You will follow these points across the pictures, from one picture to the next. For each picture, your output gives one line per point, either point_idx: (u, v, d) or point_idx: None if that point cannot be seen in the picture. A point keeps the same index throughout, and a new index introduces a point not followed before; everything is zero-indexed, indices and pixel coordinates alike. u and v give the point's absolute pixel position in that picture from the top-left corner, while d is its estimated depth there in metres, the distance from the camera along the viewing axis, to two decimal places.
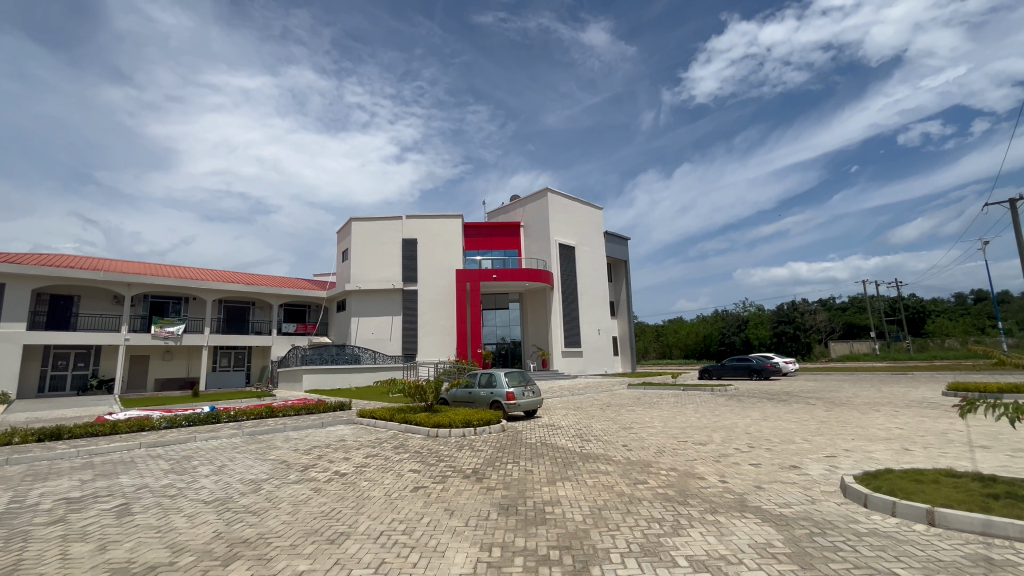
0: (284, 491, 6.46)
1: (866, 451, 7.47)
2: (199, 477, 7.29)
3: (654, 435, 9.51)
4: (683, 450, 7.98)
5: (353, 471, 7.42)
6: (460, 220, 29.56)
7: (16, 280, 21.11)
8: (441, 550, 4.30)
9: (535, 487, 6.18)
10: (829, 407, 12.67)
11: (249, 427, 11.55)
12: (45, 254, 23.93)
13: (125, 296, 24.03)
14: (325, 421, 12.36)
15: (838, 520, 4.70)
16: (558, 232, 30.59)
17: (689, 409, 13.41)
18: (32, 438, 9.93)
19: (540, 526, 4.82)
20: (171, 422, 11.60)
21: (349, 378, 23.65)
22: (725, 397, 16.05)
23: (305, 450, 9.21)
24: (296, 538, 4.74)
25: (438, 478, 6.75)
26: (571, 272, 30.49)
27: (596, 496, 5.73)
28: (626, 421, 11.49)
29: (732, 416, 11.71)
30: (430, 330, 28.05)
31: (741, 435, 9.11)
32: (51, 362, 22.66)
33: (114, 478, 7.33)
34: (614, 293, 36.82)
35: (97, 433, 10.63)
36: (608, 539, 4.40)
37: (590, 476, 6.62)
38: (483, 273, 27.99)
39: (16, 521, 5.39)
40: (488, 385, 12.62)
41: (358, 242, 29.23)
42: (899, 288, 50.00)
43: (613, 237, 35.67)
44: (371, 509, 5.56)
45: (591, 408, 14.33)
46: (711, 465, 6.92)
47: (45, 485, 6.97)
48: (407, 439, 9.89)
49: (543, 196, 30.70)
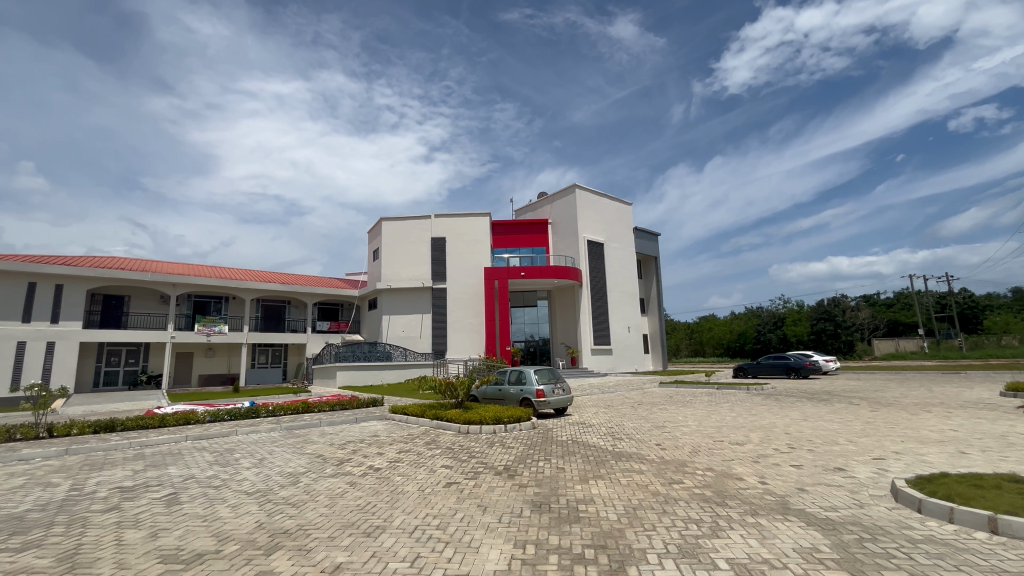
0: (322, 484, 6.63)
1: (918, 454, 7.08)
2: (241, 469, 7.58)
3: (689, 435, 9.26)
4: (720, 450, 7.74)
5: (386, 466, 7.54)
6: (487, 217, 29.67)
7: (71, 281, 22.37)
8: (475, 546, 4.31)
9: (568, 485, 6.12)
10: (875, 408, 12.07)
11: (288, 422, 11.91)
12: (98, 258, 25.31)
13: (170, 296, 25.10)
14: (359, 416, 12.64)
15: (890, 526, 4.46)
16: (587, 230, 30.29)
17: (725, 408, 13.02)
18: (89, 429, 10.54)
19: (574, 524, 4.77)
20: (214, 417, 12.09)
21: (380, 374, 24.13)
22: (762, 397, 15.52)
23: (340, 444, 9.44)
24: (334, 530, 4.84)
25: (470, 475, 6.78)
26: (599, 268, 30.14)
27: (630, 495, 5.64)
28: (659, 420, 11.30)
29: (770, 415, 11.34)
30: (459, 327, 28.32)
31: (780, 435, 8.83)
32: (105, 358, 23.97)
33: (164, 469, 7.70)
34: (644, 290, 36.26)
35: (147, 425, 11.17)
36: (644, 539, 4.32)
37: (624, 475, 6.51)
38: (511, 271, 27.97)
39: (75, 509, 5.72)
40: (518, 382, 12.62)
41: (389, 242, 29.72)
42: (949, 282, 47.27)
43: (642, 233, 35.03)
44: (405, 503, 5.63)
45: (622, 406, 14.15)
46: (750, 466, 6.69)
47: (101, 474, 7.39)
48: (438, 435, 10.02)
49: (570, 192, 30.50)
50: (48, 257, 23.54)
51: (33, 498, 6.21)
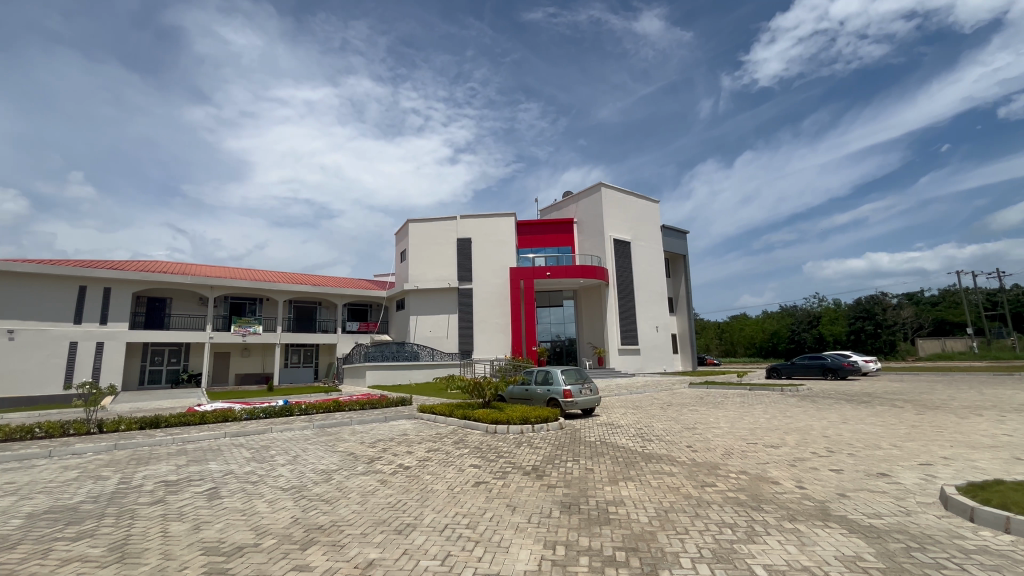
0: (354, 482, 6.76)
1: (969, 460, 6.70)
2: (277, 466, 7.82)
3: (721, 437, 9.04)
4: (755, 453, 7.53)
5: (416, 465, 7.65)
6: (512, 218, 29.73)
7: (119, 285, 23.51)
8: (505, 545, 4.32)
9: (598, 487, 6.07)
10: (921, 410, 11.51)
11: (320, 420, 12.21)
12: (142, 262, 26.54)
13: (208, 298, 26.11)
14: (388, 415, 12.84)
15: (939, 535, 4.25)
16: (613, 228, 29.97)
17: (759, 410, 12.66)
18: (135, 425, 11.06)
19: (604, 526, 4.72)
20: (251, 414, 12.49)
21: (409, 374, 24.47)
22: (797, 398, 15.03)
23: (370, 443, 9.63)
24: (366, 527, 4.94)
25: (498, 474, 6.81)
26: (626, 267, 29.76)
27: (661, 497, 5.54)
28: (689, 421, 11.09)
29: (807, 418, 10.95)
30: (485, 327, 28.46)
31: (818, 438, 8.52)
32: (150, 357, 25.11)
33: (204, 464, 8.01)
34: (672, 289, 35.66)
35: (188, 422, 11.65)
36: (676, 543, 4.24)
37: (654, 477, 6.41)
38: (537, 271, 27.92)
39: (124, 501, 6.01)
40: (545, 382, 12.59)
41: (416, 243, 30.11)
42: (1001, 279, 44.60)
43: (670, 231, 34.43)
44: (435, 502, 5.70)
45: (651, 407, 13.92)
46: (786, 469, 6.48)
47: (147, 469, 7.74)
48: (466, 434, 10.09)
49: (595, 191, 30.24)
50: (97, 261, 24.80)
51: (85, 490, 6.55)
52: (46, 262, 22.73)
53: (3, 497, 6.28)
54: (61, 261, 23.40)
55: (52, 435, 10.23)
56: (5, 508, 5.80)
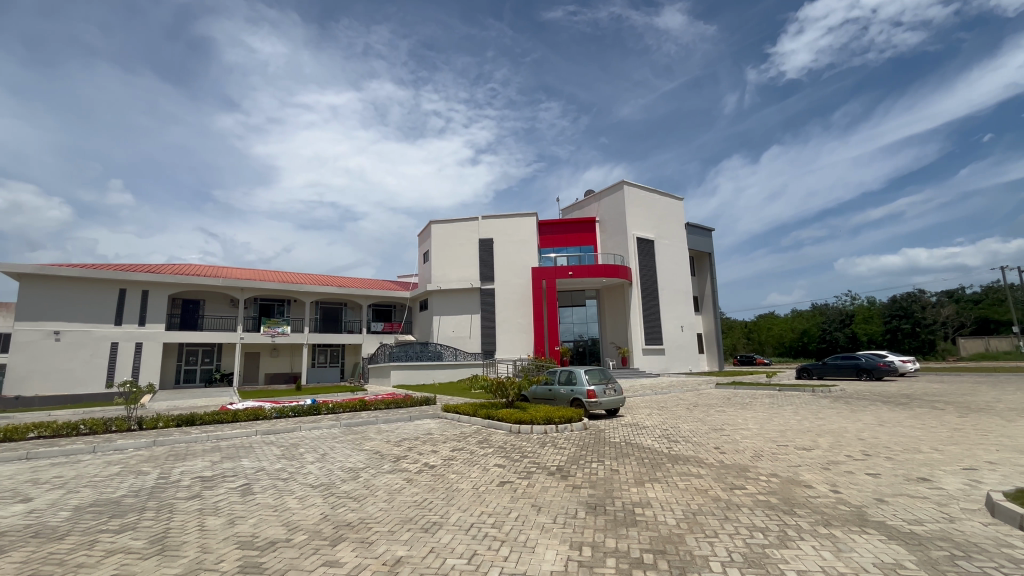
0: (380, 480, 6.87)
1: (1018, 465, 6.37)
2: (306, 463, 8.01)
3: (750, 438, 8.84)
4: (785, 455, 7.33)
5: (441, 464, 7.72)
6: (534, 218, 29.70)
7: (156, 287, 24.43)
8: (531, 545, 4.32)
9: (624, 488, 6.00)
10: (963, 413, 11.01)
11: (347, 419, 12.42)
12: (177, 266, 27.55)
13: (239, 299, 26.89)
14: (413, 414, 12.99)
15: (986, 543, 4.05)
16: (636, 227, 29.62)
17: (789, 411, 12.31)
18: (172, 423, 11.48)
19: (630, 527, 4.67)
20: (280, 413, 12.80)
21: (432, 374, 24.72)
22: (830, 400, 14.55)
23: (395, 442, 9.75)
24: (393, 525, 5.00)
25: (522, 474, 6.81)
26: (649, 266, 29.39)
27: (689, 500, 5.45)
28: (717, 422, 10.88)
29: (841, 420, 10.59)
30: (507, 327, 28.52)
31: (853, 441, 8.24)
32: (185, 357, 26.03)
33: (238, 461, 8.27)
34: (697, 288, 35.06)
35: (222, 420, 12.03)
36: (706, 546, 4.16)
37: (681, 479, 6.32)
38: (559, 271, 27.81)
39: (163, 495, 6.26)
40: (569, 382, 12.53)
41: (438, 244, 30.38)
42: None
43: (695, 229, 33.85)
44: (460, 501, 5.75)
45: (676, 408, 13.70)
46: (819, 472, 6.30)
47: (184, 464, 8.03)
48: (490, 434, 10.14)
49: (618, 189, 29.97)
50: (135, 265, 25.85)
51: (127, 484, 6.84)
52: (88, 266, 23.81)
53: (52, 490, 6.61)
54: (102, 266, 24.48)
55: (95, 431, 10.73)
56: (54, 501, 6.10)
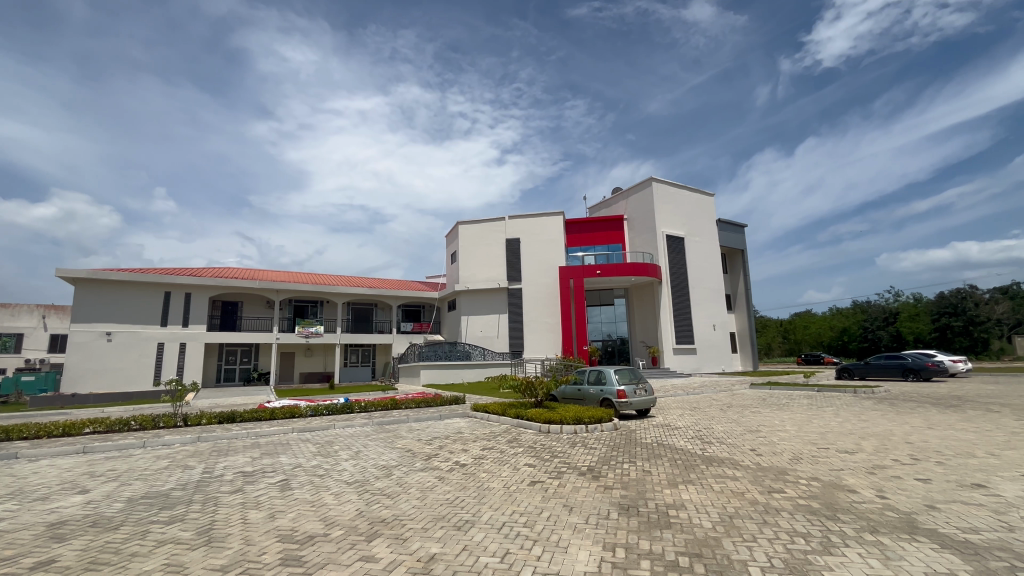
0: (413, 478, 6.97)
1: None
2: (341, 460, 8.21)
3: (788, 441, 8.55)
4: (826, 458, 7.07)
5: (471, 463, 7.78)
6: (561, 217, 29.58)
7: (197, 290, 25.48)
8: (563, 545, 4.31)
9: (656, 489, 5.91)
10: (1022, 416, 10.35)
11: (378, 417, 12.68)
12: (217, 269, 28.70)
13: (274, 301, 27.76)
14: (443, 414, 13.13)
15: None
16: (665, 225, 29.10)
17: (829, 412, 11.86)
18: (214, 420, 11.96)
19: (665, 530, 4.60)
20: (315, 411, 13.15)
21: (461, 374, 24.97)
22: (873, 401, 13.95)
23: (427, 440, 9.87)
24: (427, 522, 5.07)
25: (553, 474, 6.79)
26: (679, 264, 28.82)
27: (724, 502, 5.32)
28: (752, 424, 10.58)
29: (886, 422, 10.13)
30: (535, 327, 28.50)
31: (900, 445, 7.87)
32: (225, 357, 27.10)
33: (276, 457, 8.56)
34: (729, 286, 34.17)
35: (261, 417, 12.46)
36: (744, 551, 4.06)
37: (716, 481, 6.17)
38: (587, 270, 27.61)
39: (208, 489, 6.54)
40: (598, 382, 12.42)
41: (466, 245, 30.61)
42: None
43: (727, 226, 32.96)
44: (492, 499, 5.78)
45: (709, 409, 13.38)
46: (864, 477, 6.03)
47: (227, 460, 8.37)
48: (520, 434, 10.16)
49: (646, 186, 29.52)
50: (179, 269, 27.04)
51: (175, 477, 7.19)
52: (135, 271, 25.05)
53: (107, 482, 7.00)
54: (149, 270, 25.72)
55: (145, 427, 11.27)
56: (109, 493, 6.46)
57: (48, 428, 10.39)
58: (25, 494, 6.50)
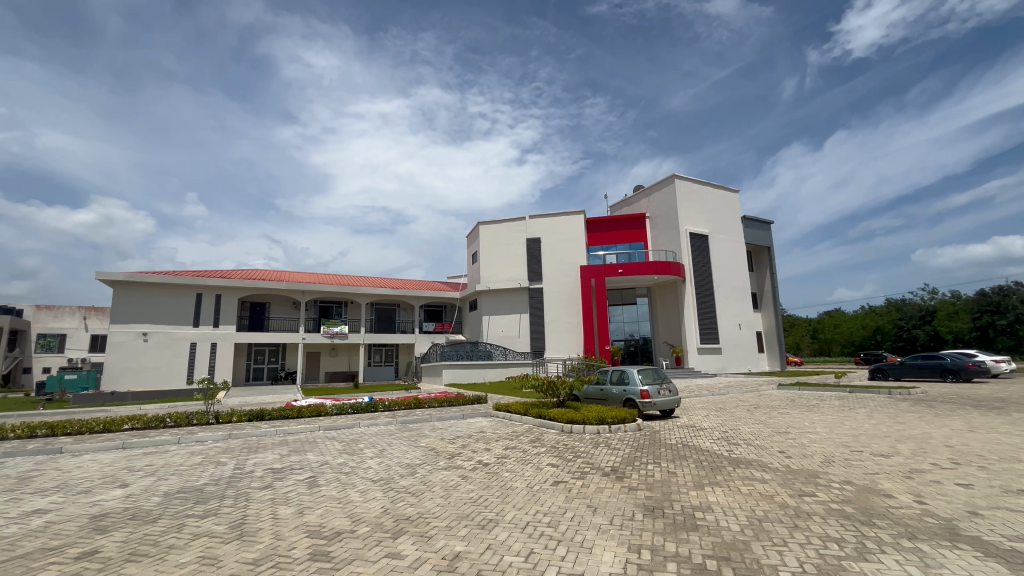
0: (436, 476, 7.04)
1: None
2: (366, 458, 8.35)
3: (819, 443, 8.30)
4: (860, 462, 6.83)
5: (494, 462, 7.79)
6: (582, 216, 29.41)
7: (227, 291, 26.22)
8: (588, 546, 4.29)
9: (682, 491, 5.82)
10: None
11: (402, 416, 12.85)
12: (245, 271, 29.49)
13: (300, 301, 28.37)
14: (465, 413, 13.22)
15: None
16: (689, 222, 28.62)
17: (862, 414, 11.46)
18: (244, 418, 12.31)
19: (691, 532, 4.53)
20: (340, 410, 13.38)
21: (483, 373, 25.10)
22: (910, 402, 13.42)
23: (450, 439, 9.95)
24: (451, 520, 5.11)
25: (577, 474, 6.75)
26: (703, 262, 28.33)
27: (753, 505, 5.21)
28: (781, 425, 10.31)
29: (924, 425, 9.72)
30: (556, 326, 28.41)
31: (939, 448, 7.55)
32: (254, 357, 27.85)
33: (304, 454, 8.75)
34: (755, 284, 33.41)
35: (288, 415, 12.76)
36: (774, 555, 3.96)
37: (744, 483, 6.04)
38: (608, 269, 27.36)
39: (240, 484, 6.74)
40: (621, 382, 12.30)
41: (487, 245, 30.70)
42: None
43: (753, 223, 32.20)
44: (515, 499, 5.78)
45: (736, 409, 13.10)
46: (900, 481, 5.82)
47: (257, 457, 8.61)
48: (542, 433, 10.14)
49: (669, 183, 29.10)
50: (209, 272, 27.91)
51: (208, 473, 7.43)
52: (169, 273, 25.98)
53: (145, 477, 7.28)
54: (182, 272, 26.64)
55: (179, 424, 11.65)
56: (147, 487, 6.71)
57: (90, 424, 10.88)
58: (69, 487, 6.81)
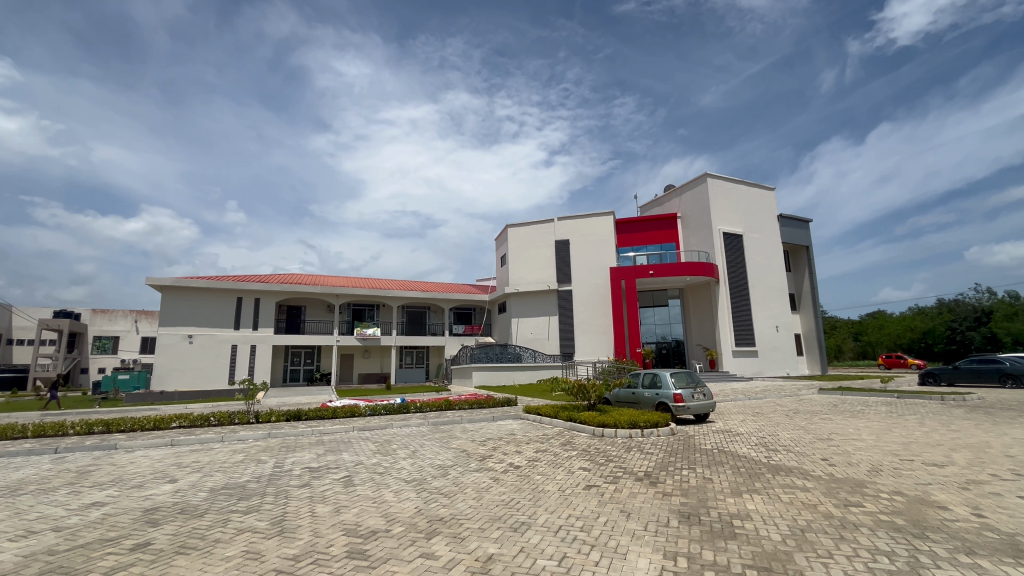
0: (468, 478, 7.09)
1: None
2: (399, 459, 8.50)
3: (865, 451, 7.92)
4: (911, 471, 6.49)
5: (525, 464, 7.79)
6: (611, 217, 29.15)
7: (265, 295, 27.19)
8: (622, 552, 4.22)
9: (718, 498, 5.66)
10: None
11: (433, 418, 12.99)
12: (282, 275, 30.50)
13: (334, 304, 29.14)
14: (496, 415, 13.27)
15: None
16: (722, 222, 27.91)
17: (913, 421, 10.85)
18: (282, 417, 12.72)
19: (729, 540, 4.40)
20: (373, 411, 13.64)
21: (513, 376, 25.13)
22: (965, 409, 12.65)
23: (481, 441, 10.00)
24: (483, 522, 5.14)
25: (609, 479, 6.66)
26: (737, 262, 27.56)
27: (794, 514, 5.02)
28: (824, 432, 9.88)
29: (982, 433, 9.13)
30: (586, 329, 28.17)
31: (998, 458, 7.09)
32: (291, 359, 28.76)
33: (339, 454, 8.98)
34: (793, 285, 32.23)
35: (324, 416, 13.11)
36: (818, 567, 3.81)
37: (784, 491, 5.82)
38: (639, 270, 26.96)
39: (280, 482, 6.97)
40: (653, 385, 12.09)
41: (515, 247, 30.76)
42: None
43: (790, 221, 31.10)
44: (547, 502, 5.76)
45: (774, 414, 12.65)
46: (955, 493, 5.49)
47: (295, 456, 8.87)
48: (572, 437, 10.07)
49: (701, 182, 28.49)
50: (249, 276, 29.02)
51: (250, 470, 7.72)
52: (212, 278, 27.13)
53: (191, 473, 7.61)
54: (223, 277, 27.77)
55: (222, 423, 12.14)
56: (194, 483, 7.02)
57: (141, 421, 11.47)
58: (124, 481, 7.20)
